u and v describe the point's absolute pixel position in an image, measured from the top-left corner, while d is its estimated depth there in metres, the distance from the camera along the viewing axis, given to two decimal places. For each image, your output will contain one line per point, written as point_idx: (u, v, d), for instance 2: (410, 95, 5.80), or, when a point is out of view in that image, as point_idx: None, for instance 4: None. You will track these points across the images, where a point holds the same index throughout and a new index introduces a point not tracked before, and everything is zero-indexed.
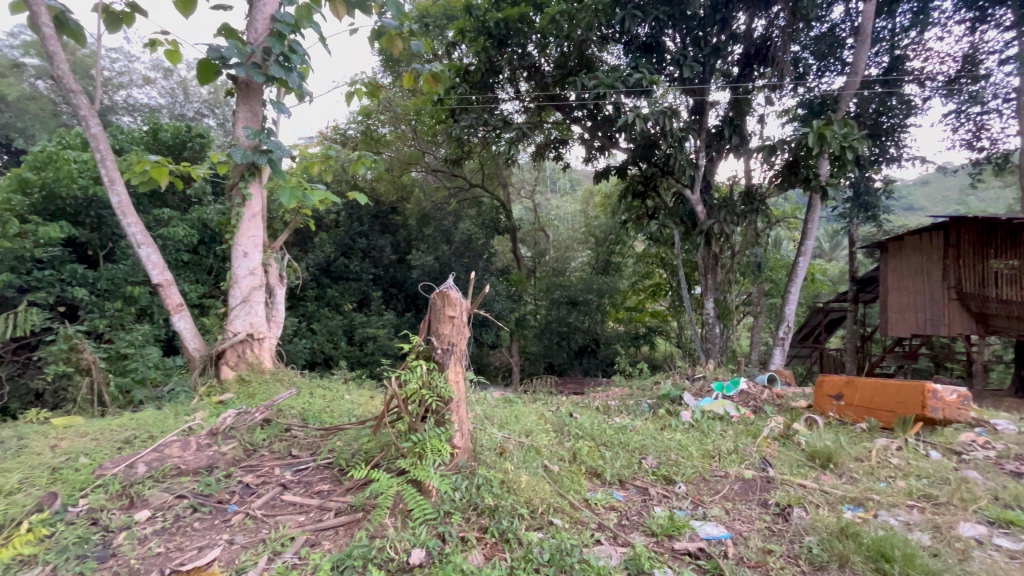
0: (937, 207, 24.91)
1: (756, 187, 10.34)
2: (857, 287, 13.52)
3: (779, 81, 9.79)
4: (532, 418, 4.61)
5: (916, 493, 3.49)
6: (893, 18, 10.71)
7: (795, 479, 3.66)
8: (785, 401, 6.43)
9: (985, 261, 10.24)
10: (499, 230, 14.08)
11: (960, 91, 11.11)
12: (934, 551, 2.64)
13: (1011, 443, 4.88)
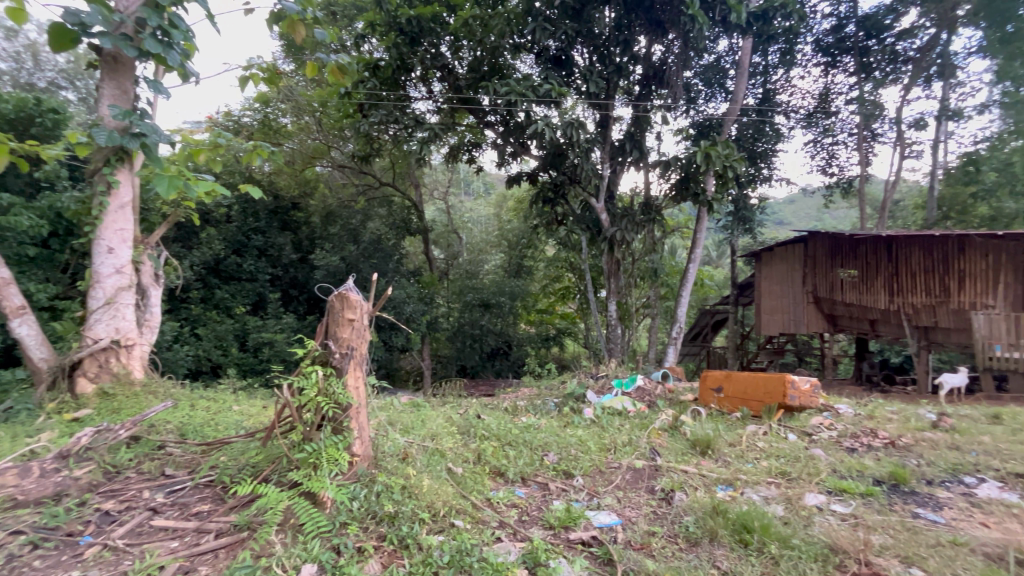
0: (802, 222, 28.81)
1: (653, 198, 11.22)
2: (737, 292, 15.20)
3: (674, 103, 10.76)
4: (438, 421, 4.58)
5: (775, 471, 4.00)
6: (766, 56, 12.24)
7: (679, 466, 4.02)
8: (675, 395, 7.04)
9: (832, 271, 12.01)
10: (410, 231, 13.80)
11: (816, 122, 12.93)
12: (785, 521, 3.05)
13: (848, 423, 5.78)
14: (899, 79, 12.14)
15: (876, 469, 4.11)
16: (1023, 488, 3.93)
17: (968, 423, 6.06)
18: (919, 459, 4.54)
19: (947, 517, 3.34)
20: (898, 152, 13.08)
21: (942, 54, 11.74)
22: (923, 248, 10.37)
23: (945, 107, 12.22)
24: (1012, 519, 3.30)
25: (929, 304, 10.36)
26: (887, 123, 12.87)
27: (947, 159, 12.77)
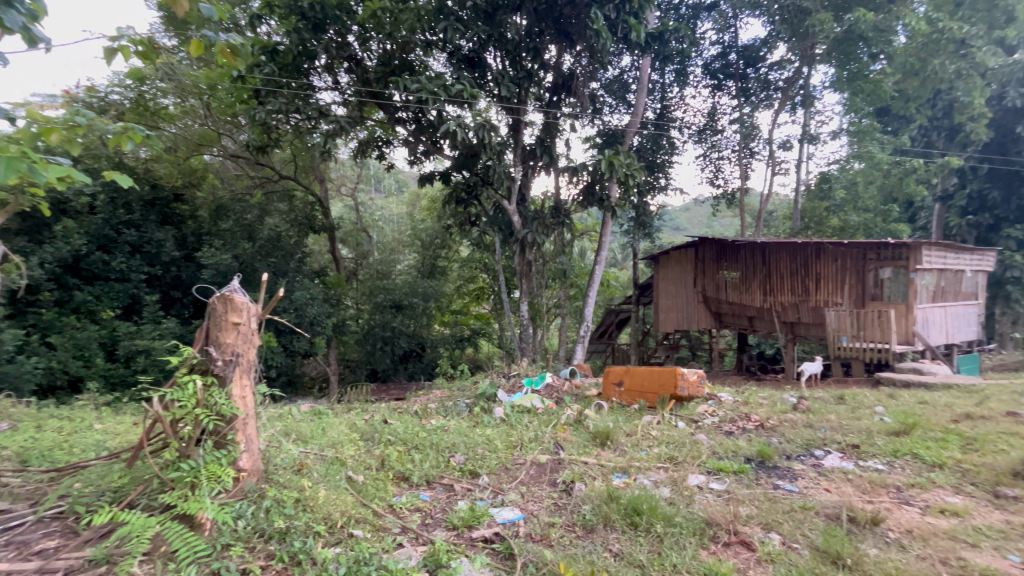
0: (694, 229, 31.69)
1: (563, 202, 11.62)
2: (638, 292, 16.32)
3: (581, 112, 11.28)
4: (341, 429, 4.38)
5: (664, 456, 4.35)
6: (663, 74, 13.31)
7: (580, 458, 4.23)
8: (580, 391, 7.37)
9: (718, 273, 13.37)
10: (314, 229, 13.00)
11: (706, 139, 14.46)
12: (671, 501, 3.33)
13: (728, 410, 6.47)
14: (771, 104, 13.77)
15: (747, 448, 4.65)
16: (856, 456, 4.68)
17: (819, 404, 7.07)
18: (781, 437, 5.21)
19: (800, 486, 3.86)
20: (770, 169, 14.86)
21: (804, 87, 13.52)
22: (790, 254, 11.86)
23: (806, 131, 14.13)
24: (847, 483, 3.91)
25: (794, 302, 11.86)
26: (762, 143, 14.55)
27: (808, 176, 14.74)
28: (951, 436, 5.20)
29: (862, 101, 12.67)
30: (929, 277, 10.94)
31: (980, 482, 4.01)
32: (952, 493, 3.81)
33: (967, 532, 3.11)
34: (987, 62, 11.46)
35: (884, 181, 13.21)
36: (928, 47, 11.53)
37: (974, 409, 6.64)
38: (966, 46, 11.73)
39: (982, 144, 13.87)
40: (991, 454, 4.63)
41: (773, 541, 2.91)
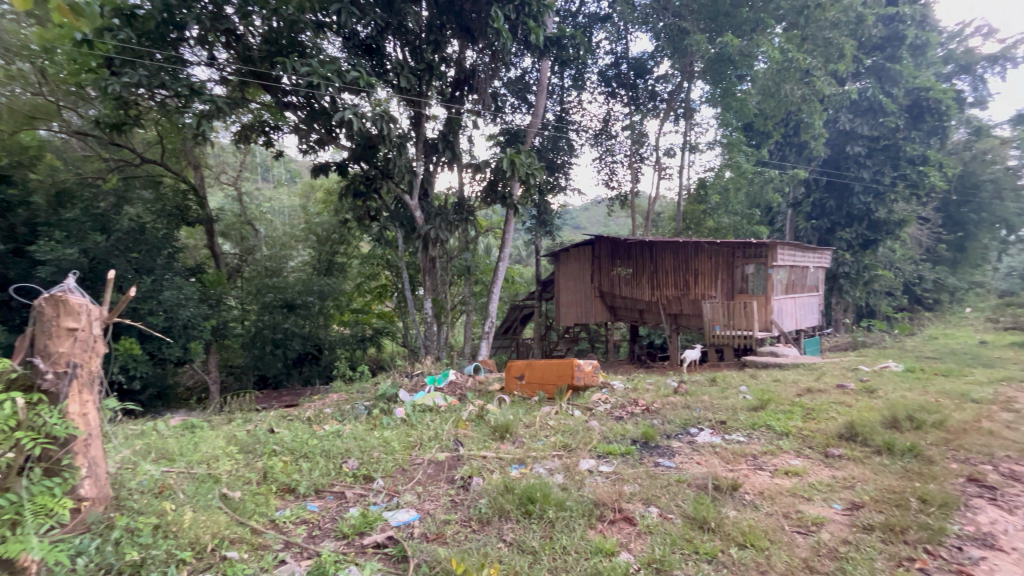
0: (592, 228, 33.46)
1: (466, 199, 11.56)
2: (540, 288, 16.90)
3: (483, 109, 11.33)
4: (216, 443, 3.96)
5: (559, 445, 4.55)
6: (561, 78, 13.84)
7: (479, 453, 4.26)
8: (484, 386, 7.44)
9: (612, 270, 14.35)
10: (187, 220, 11.59)
11: (601, 143, 15.52)
12: (564, 486, 3.50)
13: (620, 397, 6.94)
14: (657, 113, 14.97)
15: (633, 431, 5.03)
16: (723, 431, 5.28)
17: (696, 386, 7.87)
18: (663, 419, 5.72)
19: (676, 462, 4.27)
20: (658, 173, 16.17)
21: (684, 101, 14.89)
22: (673, 252, 13.04)
23: (687, 141, 15.60)
24: (714, 456, 4.40)
25: (676, 296, 13.07)
26: (651, 149, 15.78)
27: (689, 181, 16.30)
28: (796, 408, 6.08)
29: (731, 116, 14.23)
30: (783, 273, 12.64)
31: (815, 445, 4.74)
32: (794, 456, 4.46)
33: (804, 489, 3.66)
34: (823, 90, 13.47)
35: (748, 188, 15.04)
36: (779, 75, 13.01)
37: (814, 384, 7.83)
38: (810, 76, 13.52)
39: (822, 160, 16.34)
40: (825, 422, 5.51)
41: (652, 514, 3.18)
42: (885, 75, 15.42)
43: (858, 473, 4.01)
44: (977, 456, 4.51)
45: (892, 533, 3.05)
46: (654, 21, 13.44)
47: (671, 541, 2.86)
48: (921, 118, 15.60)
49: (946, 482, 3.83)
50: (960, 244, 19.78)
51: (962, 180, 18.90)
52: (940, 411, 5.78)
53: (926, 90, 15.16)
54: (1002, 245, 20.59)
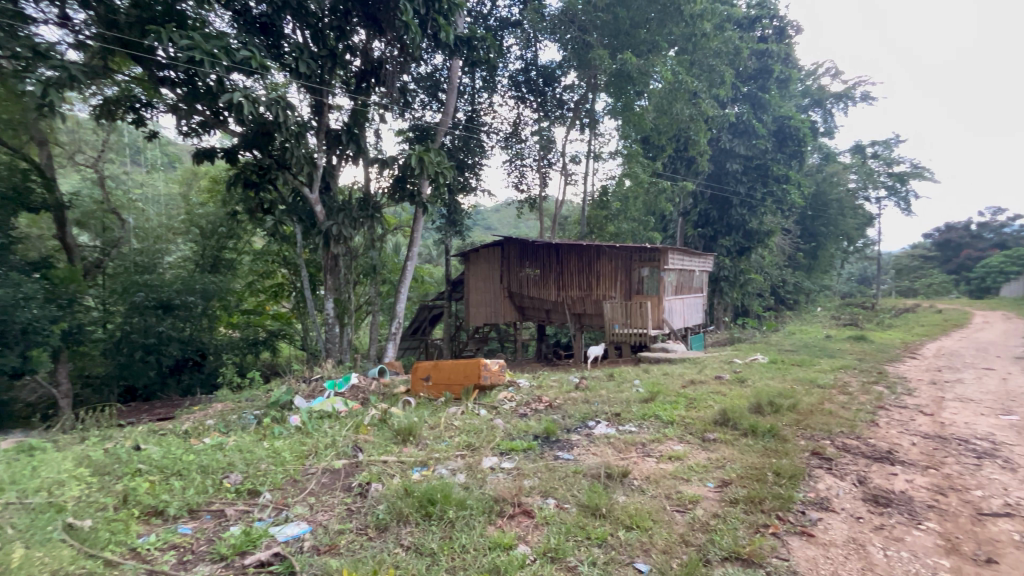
0: (503, 230, 34.02)
1: (372, 195, 11.12)
2: (450, 288, 16.81)
3: (390, 103, 10.98)
4: (63, 466, 3.41)
5: (463, 445, 4.57)
6: (472, 78, 13.85)
7: (380, 458, 4.13)
8: (388, 389, 7.22)
9: (520, 271, 14.76)
10: (29, 206, 9.79)
11: (511, 146, 15.87)
12: (465, 485, 3.54)
13: (524, 394, 7.12)
14: (564, 121, 15.64)
15: (535, 427, 5.20)
16: (617, 423, 5.65)
17: (595, 382, 8.34)
18: (564, 414, 6.00)
19: (574, 454, 4.49)
20: (564, 179, 16.89)
21: (589, 112, 15.66)
22: (577, 254, 13.69)
23: (591, 150, 16.47)
24: (608, 447, 4.69)
25: (580, 296, 13.75)
26: (558, 155, 16.44)
27: (592, 188, 17.21)
28: (681, 398, 6.70)
29: (630, 129, 15.26)
30: (673, 275, 13.82)
31: (695, 431, 5.26)
32: (677, 443, 4.91)
33: (684, 472, 4.04)
34: (707, 111, 14.96)
35: (644, 197, 16.26)
36: (671, 95, 14.22)
37: (697, 377, 8.67)
38: (696, 98, 14.93)
39: (706, 175, 18.18)
40: (703, 410, 6.13)
41: (549, 506, 3.32)
42: (757, 103, 17.51)
43: (728, 454, 4.52)
44: (819, 433, 5.30)
45: (752, 504, 3.48)
46: (561, 32, 14.01)
47: (565, 530, 3.01)
48: (784, 143, 17.97)
49: (795, 457, 4.47)
50: (813, 253, 23.10)
51: (815, 198, 22.14)
52: (794, 396, 6.71)
53: (788, 118, 17.49)
54: (843, 254, 24.42)
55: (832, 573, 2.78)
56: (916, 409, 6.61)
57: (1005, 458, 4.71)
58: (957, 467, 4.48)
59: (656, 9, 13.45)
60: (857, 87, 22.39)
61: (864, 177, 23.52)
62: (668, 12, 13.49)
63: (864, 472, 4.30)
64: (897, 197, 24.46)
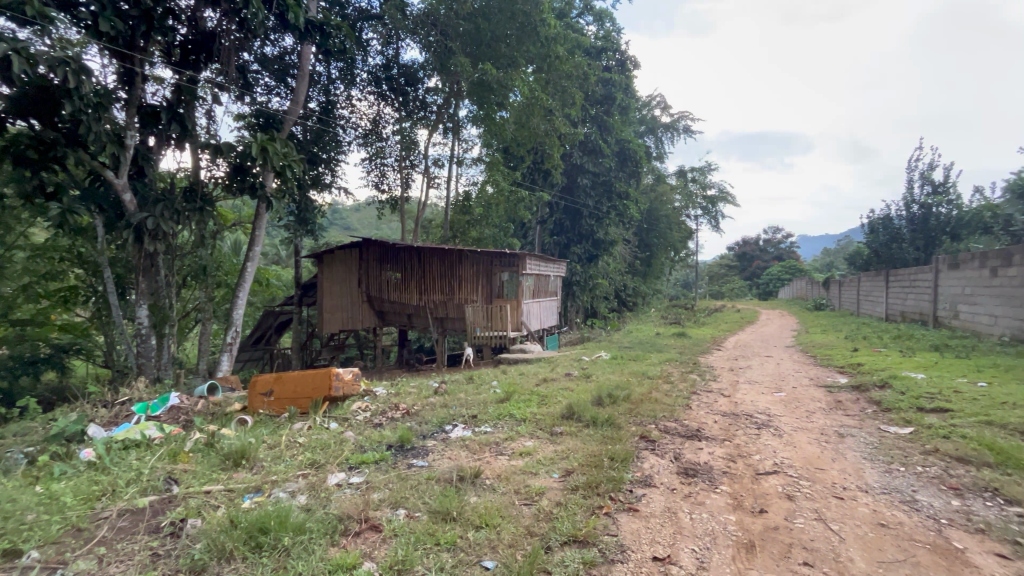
0: (362, 230, 32.42)
1: (202, 184, 9.62)
2: (300, 292, 15.46)
3: (226, 83, 9.71)
4: None
5: (306, 463, 4.23)
6: (327, 67, 12.94)
7: (201, 488, 3.60)
8: (219, 407, 6.34)
9: (380, 275, 14.27)
10: None
11: (370, 143, 15.29)
12: (306, 508, 3.28)
13: (380, 402, 6.85)
14: (427, 123, 15.48)
15: (389, 437, 5.04)
16: (473, 425, 5.75)
17: (455, 385, 8.40)
18: (420, 420, 5.92)
19: (429, 460, 4.46)
20: (426, 182, 16.74)
21: (452, 118, 15.86)
22: (439, 258, 13.64)
23: (453, 154, 16.60)
24: (463, 449, 4.75)
25: (442, 300, 13.72)
26: (420, 157, 16.28)
27: (455, 193, 17.39)
28: (533, 396, 7.10)
29: (492, 137, 15.78)
30: (530, 280, 14.52)
31: (545, 426, 5.62)
32: (528, 439, 5.19)
33: (532, 466, 4.29)
34: (560, 128, 16.12)
35: (505, 205, 16.95)
36: (528, 109, 15.00)
37: (551, 376, 9.28)
38: (551, 114, 15.94)
39: (561, 187, 19.61)
40: (553, 406, 6.58)
41: (398, 517, 3.24)
42: (603, 125, 19.40)
43: (572, 445, 4.92)
44: (646, 419, 6.07)
45: (589, 488, 3.83)
46: (422, 33, 13.91)
47: (414, 539, 2.95)
48: (625, 162, 20.31)
49: (627, 442, 5.04)
50: (648, 261, 26.45)
51: (649, 213, 25.41)
52: (630, 388, 7.58)
53: (627, 142, 19.77)
54: (671, 262, 28.40)
55: (650, 540, 3.17)
56: (719, 392, 7.99)
57: (776, 426, 5.95)
58: (744, 438, 5.51)
59: (514, 27, 13.92)
60: (681, 120, 26.31)
61: (685, 198, 27.75)
62: (525, 30, 13.95)
63: (679, 449, 5.04)
64: (708, 216, 29.36)
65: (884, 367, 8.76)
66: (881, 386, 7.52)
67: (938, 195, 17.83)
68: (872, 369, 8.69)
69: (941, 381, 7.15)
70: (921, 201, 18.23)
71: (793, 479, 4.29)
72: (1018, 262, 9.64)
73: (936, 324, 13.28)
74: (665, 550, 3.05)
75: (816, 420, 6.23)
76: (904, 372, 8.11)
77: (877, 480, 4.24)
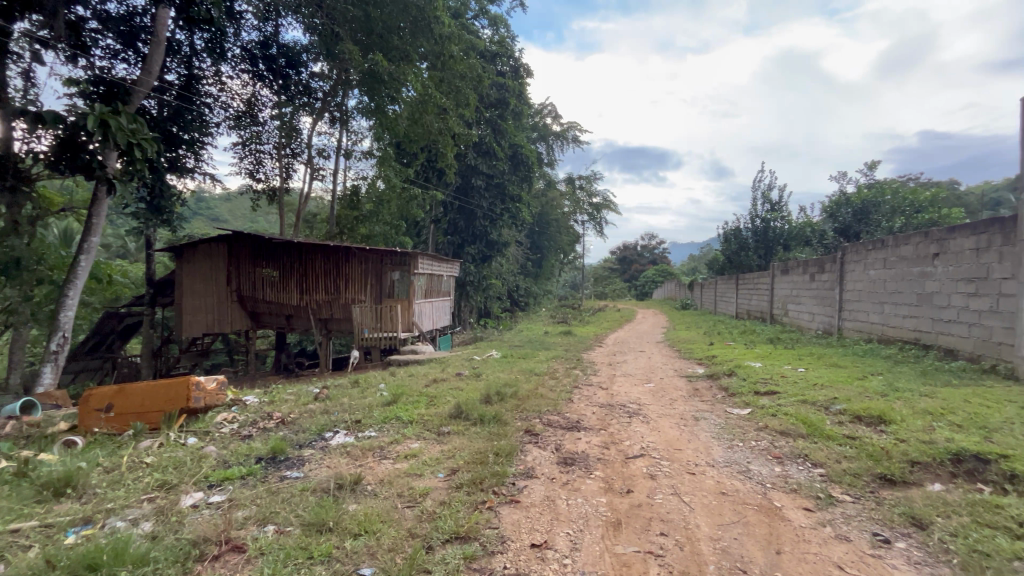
0: (234, 223, 29.26)
1: (17, 158, 7.87)
2: (153, 291, 13.48)
3: (53, 41, 8.11)
4: None
5: (155, 486, 3.73)
6: (190, 36, 11.42)
7: (10, 527, 2.99)
8: (38, 429, 5.29)
9: (254, 272, 13.01)
10: None
11: (244, 127, 13.87)
12: (151, 536, 2.89)
13: (250, 412, 6.24)
14: (310, 110, 14.61)
15: (260, 449, 4.63)
16: (356, 430, 5.52)
17: (338, 390, 7.96)
18: (297, 429, 5.53)
19: (305, 470, 4.18)
20: (310, 174, 15.66)
21: (339, 107, 15.01)
22: (323, 255, 12.81)
23: (341, 146, 15.70)
24: (344, 456, 4.55)
25: (326, 300, 12.92)
26: (302, 146, 15.19)
27: (341, 186, 16.51)
28: (422, 397, 7.01)
29: (383, 131, 15.33)
30: (422, 279, 14.18)
31: (432, 426, 5.59)
32: (414, 441, 5.12)
33: (418, 468, 4.25)
34: (453, 128, 16.02)
35: (397, 202, 16.48)
36: (421, 106, 14.63)
37: (441, 376, 9.26)
38: (445, 114, 15.77)
39: (455, 187, 19.59)
40: (442, 406, 6.56)
41: (266, 534, 3.00)
42: (497, 129, 19.71)
43: (459, 443, 4.96)
44: (531, 414, 6.35)
45: (474, 485, 3.91)
46: (306, 14, 12.89)
47: (284, 555, 2.76)
48: (517, 166, 20.70)
49: (512, 437, 5.23)
50: (538, 263, 27.57)
51: (540, 217, 26.45)
52: (518, 385, 7.84)
53: (520, 147, 20.31)
54: (560, 264, 29.93)
55: (528, 529, 3.32)
56: (599, 386, 8.63)
57: (644, 414, 6.60)
58: (616, 426, 6.02)
59: (407, 20, 13.11)
60: (570, 130, 27.84)
61: (573, 204, 29.39)
62: (418, 25, 13.23)
63: (559, 440, 5.34)
64: (593, 221, 31.45)
65: (732, 358, 10.19)
66: (728, 374, 8.74)
67: (774, 212, 21.12)
68: (722, 360, 10.05)
69: (772, 369, 8.51)
70: (762, 217, 21.44)
71: (656, 460, 4.80)
72: (829, 269, 11.80)
73: (772, 321, 15.75)
74: (542, 537, 3.22)
75: (677, 406, 7.04)
76: (746, 361, 9.51)
77: (721, 455, 4.93)
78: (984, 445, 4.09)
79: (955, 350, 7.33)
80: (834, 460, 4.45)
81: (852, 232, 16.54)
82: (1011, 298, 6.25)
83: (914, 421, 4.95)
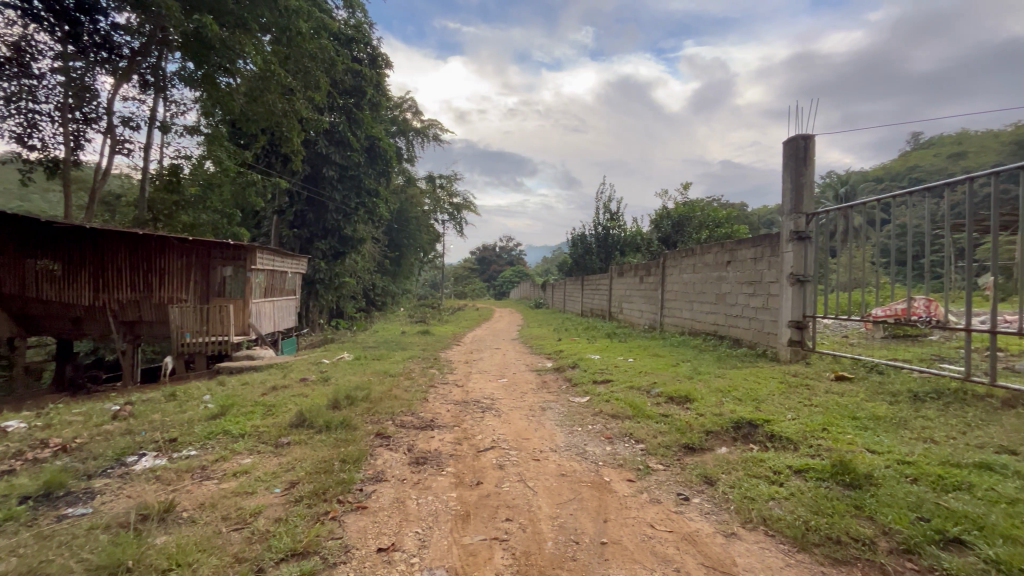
0: None
1: None
2: None
3: None
4: None
5: None
6: None
7: None
8: None
9: (22, 264, 10.31)
10: None
11: (8, 78, 10.86)
12: None
13: (12, 442, 4.90)
14: (111, 69, 12.03)
15: (27, 486, 3.69)
16: (171, 451, 4.73)
17: (147, 406, 6.70)
18: (86, 456, 4.52)
19: (96, 505, 3.46)
20: (110, 146, 12.88)
21: (151, 70, 12.62)
22: (128, 245, 10.67)
23: (155, 117, 13.23)
24: (153, 481, 3.87)
25: (133, 299, 10.82)
26: (98, 110, 12.39)
27: (156, 165, 13.96)
28: (258, 407, 6.29)
29: (213, 106, 13.35)
30: (262, 275, 12.62)
31: (269, 438, 5.06)
32: (245, 456, 4.57)
33: (249, 485, 3.81)
34: (301, 111, 14.59)
35: (229, 187, 14.53)
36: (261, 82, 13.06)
37: (283, 382, 8.43)
38: (291, 94, 14.29)
39: (302, 175, 17.97)
40: (282, 415, 5.97)
41: None
42: (352, 118, 18.60)
43: (301, 454, 4.58)
44: (384, 416, 6.14)
45: (315, 496, 3.65)
46: None
47: None
48: (374, 160, 19.72)
49: (361, 442, 5.00)
50: (397, 261, 26.80)
51: (399, 214, 25.74)
52: (370, 387, 7.52)
53: (378, 140, 19.41)
54: (420, 263, 29.51)
55: (374, 535, 3.21)
56: (454, 383, 8.71)
57: (497, 408, 6.87)
58: (470, 422, 6.16)
59: None
60: (430, 128, 27.62)
61: (433, 202, 29.20)
62: None
63: (412, 441, 5.27)
64: (454, 221, 31.67)
65: (575, 352, 11.18)
66: (572, 366, 9.59)
67: (613, 221, 23.74)
68: (568, 354, 11.00)
69: (607, 360, 9.58)
70: (603, 225, 23.92)
71: (505, 450, 5.05)
72: (655, 272, 13.68)
73: (611, 317, 17.72)
74: (389, 540, 3.15)
75: (527, 399, 7.48)
76: (587, 354, 10.54)
77: (563, 440, 5.38)
78: (755, 414, 5.16)
79: (740, 339, 9.09)
80: (651, 435, 5.19)
81: (671, 242, 19.45)
82: (775, 297, 8.00)
83: (710, 398, 6.02)
